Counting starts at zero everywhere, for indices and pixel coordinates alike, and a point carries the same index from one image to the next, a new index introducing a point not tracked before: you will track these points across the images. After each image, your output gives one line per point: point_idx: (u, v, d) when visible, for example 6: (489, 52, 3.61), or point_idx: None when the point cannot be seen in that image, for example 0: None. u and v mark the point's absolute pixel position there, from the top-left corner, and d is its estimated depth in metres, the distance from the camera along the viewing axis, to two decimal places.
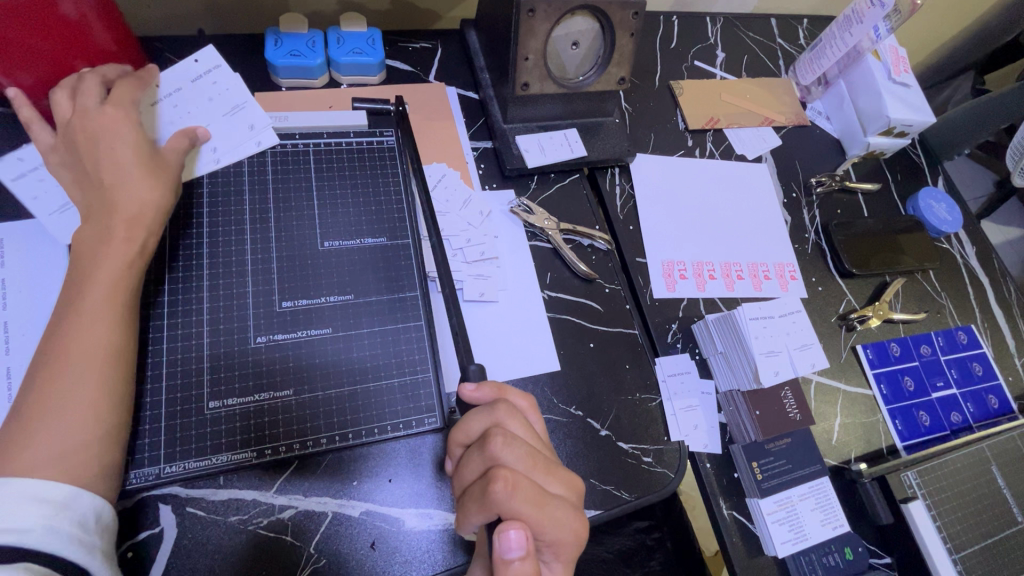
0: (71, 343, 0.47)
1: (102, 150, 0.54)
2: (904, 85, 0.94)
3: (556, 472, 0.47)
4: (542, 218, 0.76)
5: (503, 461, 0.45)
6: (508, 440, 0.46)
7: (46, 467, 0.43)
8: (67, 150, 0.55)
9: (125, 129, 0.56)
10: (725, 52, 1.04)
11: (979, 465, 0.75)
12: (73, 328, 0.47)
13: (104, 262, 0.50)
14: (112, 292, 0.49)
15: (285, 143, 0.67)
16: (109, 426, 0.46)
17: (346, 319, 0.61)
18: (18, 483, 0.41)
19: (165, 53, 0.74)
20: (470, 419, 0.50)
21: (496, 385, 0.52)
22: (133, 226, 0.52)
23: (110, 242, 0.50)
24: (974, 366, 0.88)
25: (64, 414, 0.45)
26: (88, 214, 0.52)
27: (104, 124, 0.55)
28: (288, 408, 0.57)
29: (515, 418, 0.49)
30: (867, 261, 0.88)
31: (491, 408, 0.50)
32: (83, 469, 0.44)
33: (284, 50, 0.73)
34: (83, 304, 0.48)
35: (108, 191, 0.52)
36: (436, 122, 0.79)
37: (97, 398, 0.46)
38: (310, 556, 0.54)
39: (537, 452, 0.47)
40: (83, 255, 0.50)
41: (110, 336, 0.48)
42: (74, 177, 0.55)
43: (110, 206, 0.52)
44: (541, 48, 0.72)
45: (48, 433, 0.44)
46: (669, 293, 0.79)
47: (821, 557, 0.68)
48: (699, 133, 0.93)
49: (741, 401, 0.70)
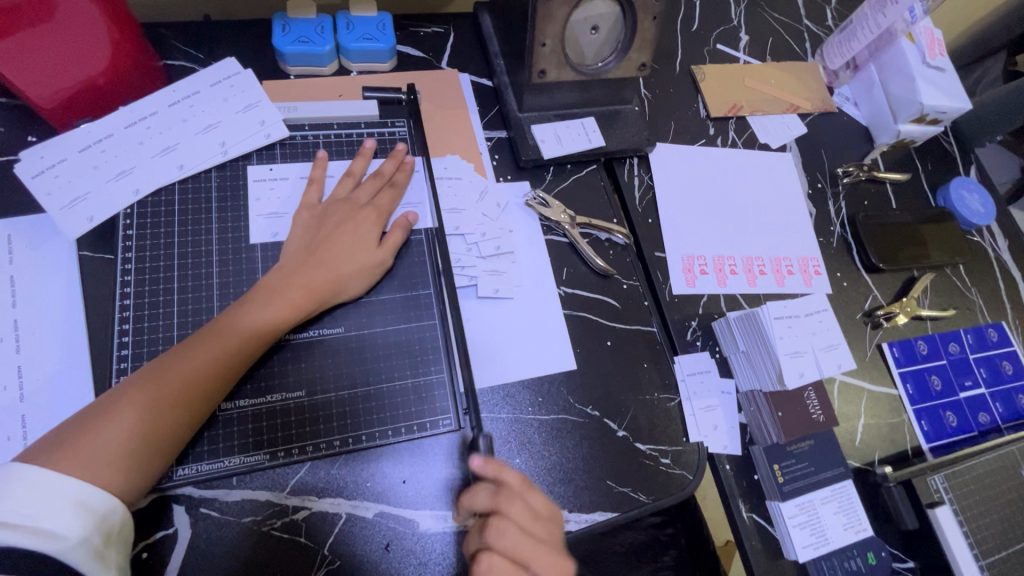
0: (165, 366, 0.49)
1: (337, 231, 0.59)
2: (938, 69, 0.90)
3: (545, 554, 0.52)
4: (558, 212, 0.74)
5: (494, 547, 0.51)
6: (500, 531, 0.52)
7: (88, 471, 0.44)
8: (308, 221, 0.60)
9: (357, 223, 0.60)
10: (749, 35, 0.99)
11: (1008, 468, 0.73)
12: (193, 346, 0.51)
13: (266, 304, 0.54)
14: (242, 328, 0.52)
15: (297, 135, 0.66)
16: (155, 440, 0.47)
17: (358, 318, 0.61)
18: (64, 480, 0.42)
19: (170, 40, 0.72)
20: (475, 493, 0.54)
21: (497, 465, 0.54)
22: (308, 296, 0.55)
23: (286, 297, 0.54)
24: (1004, 364, 0.85)
25: (118, 427, 0.46)
26: (285, 268, 0.56)
27: (350, 213, 0.61)
28: (301, 408, 0.56)
29: (514, 505, 0.52)
30: (894, 255, 0.85)
31: (493, 487, 0.53)
32: (120, 482, 0.45)
33: (292, 36, 0.71)
34: (218, 337, 0.51)
35: (316, 259, 0.57)
36: (450, 111, 0.77)
37: (153, 415, 0.47)
38: (324, 557, 0.53)
39: (527, 539, 0.52)
40: (257, 296, 0.54)
41: (198, 357, 0.50)
42: (298, 229, 0.60)
43: (308, 275, 0.56)
44: (559, 33, 0.68)
45: (100, 443, 0.45)
46: (689, 289, 0.76)
47: (843, 561, 0.66)
48: (721, 121, 0.90)
49: (763, 401, 0.68)
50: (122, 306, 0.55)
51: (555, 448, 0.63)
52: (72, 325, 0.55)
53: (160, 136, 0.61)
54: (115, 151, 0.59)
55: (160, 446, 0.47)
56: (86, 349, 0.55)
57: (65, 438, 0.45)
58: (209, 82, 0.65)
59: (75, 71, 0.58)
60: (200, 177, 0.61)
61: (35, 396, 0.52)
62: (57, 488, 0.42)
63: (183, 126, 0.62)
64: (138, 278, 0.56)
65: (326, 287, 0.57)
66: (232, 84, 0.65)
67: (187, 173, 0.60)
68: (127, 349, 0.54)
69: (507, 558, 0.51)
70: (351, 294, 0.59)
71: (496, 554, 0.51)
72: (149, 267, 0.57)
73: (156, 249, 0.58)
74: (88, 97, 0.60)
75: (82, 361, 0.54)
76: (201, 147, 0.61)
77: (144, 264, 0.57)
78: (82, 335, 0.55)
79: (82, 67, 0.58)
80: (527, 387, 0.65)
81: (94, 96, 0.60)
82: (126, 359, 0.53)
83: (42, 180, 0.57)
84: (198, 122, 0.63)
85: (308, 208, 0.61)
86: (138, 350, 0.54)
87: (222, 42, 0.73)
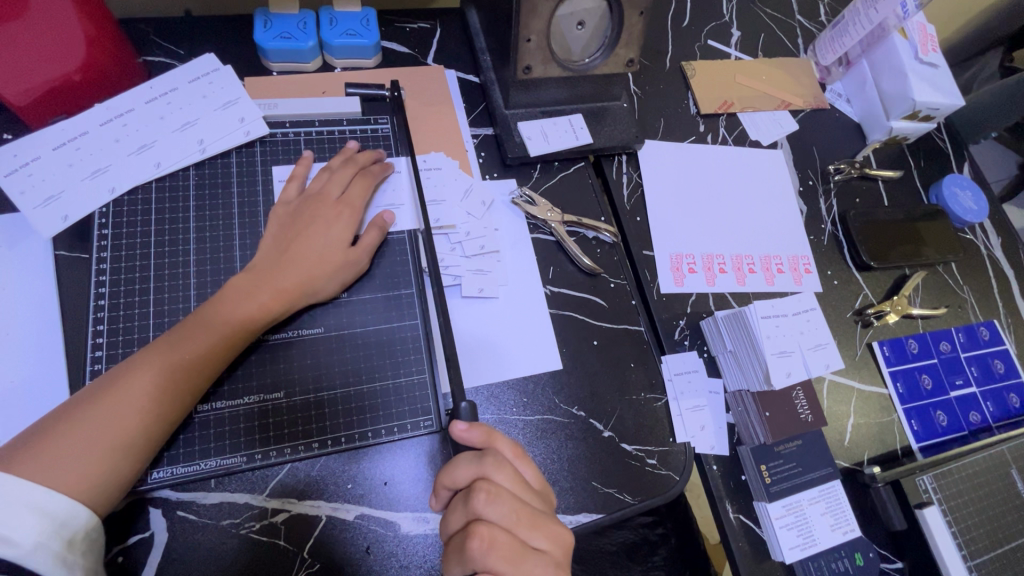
0: (137, 368, 0.49)
1: (311, 230, 0.58)
2: (931, 65, 0.89)
3: (543, 524, 0.47)
4: (545, 210, 0.73)
5: (486, 518, 0.45)
6: (491, 496, 0.45)
7: (57, 477, 0.43)
8: (283, 218, 0.59)
9: (333, 220, 0.59)
10: (741, 30, 0.98)
11: (998, 467, 0.72)
12: (165, 348, 0.50)
13: (240, 304, 0.53)
14: (217, 330, 0.52)
15: (278, 132, 0.65)
16: (125, 444, 0.46)
17: (339, 318, 0.60)
18: (27, 487, 0.42)
19: (150, 36, 0.71)
20: (455, 465, 0.48)
21: (486, 431, 0.49)
22: (281, 296, 0.55)
23: (258, 297, 0.54)
24: (995, 363, 0.84)
25: (88, 432, 0.45)
26: (257, 268, 0.56)
27: (322, 209, 0.60)
28: (280, 409, 0.56)
29: (503, 470, 0.47)
30: (886, 253, 0.84)
31: (480, 453, 0.48)
32: (90, 487, 0.44)
33: (274, 32, 0.70)
34: (190, 339, 0.51)
35: (285, 257, 0.56)
36: (435, 108, 0.76)
37: (125, 419, 0.46)
38: (304, 560, 0.53)
39: (522, 505, 0.46)
40: (228, 295, 0.54)
41: (172, 360, 0.49)
42: (275, 227, 0.59)
43: (280, 276, 0.55)
44: (544, 28, 0.67)
45: (69, 448, 0.44)
46: (677, 288, 0.76)
47: (830, 563, 0.66)
48: (712, 118, 0.89)
49: (751, 401, 0.68)
50: (97, 306, 0.54)
51: (540, 449, 0.62)
52: (46, 326, 0.55)
53: (136, 134, 0.60)
54: (91, 149, 0.58)
55: (133, 450, 0.47)
56: (60, 350, 0.54)
57: (32, 443, 0.44)
58: (188, 79, 0.64)
59: (46, 70, 0.57)
60: (177, 175, 0.60)
61: (8, 398, 0.52)
62: (15, 493, 0.41)
63: (160, 123, 0.61)
64: (114, 278, 0.55)
65: (299, 287, 0.56)
66: (210, 81, 0.64)
67: (164, 172, 0.59)
68: (101, 351, 0.53)
69: (506, 530, 0.45)
70: (326, 294, 0.58)
71: (494, 526, 0.45)
72: (125, 267, 0.56)
73: (132, 248, 0.57)
74: (63, 94, 0.59)
75: (56, 363, 0.54)
76: (179, 145, 0.60)
77: (119, 264, 0.56)
78: (57, 336, 0.55)
79: (55, 65, 0.57)
80: (511, 387, 0.65)
81: (69, 93, 0.59)
82: (101, 360, 0.52)
83: (15, 179, 0.56)
84: (176, 119, 0.62)
85: (284, 204, 0.60)
86: (112, 351, 0.53)
87: (204, 38, 0.72)
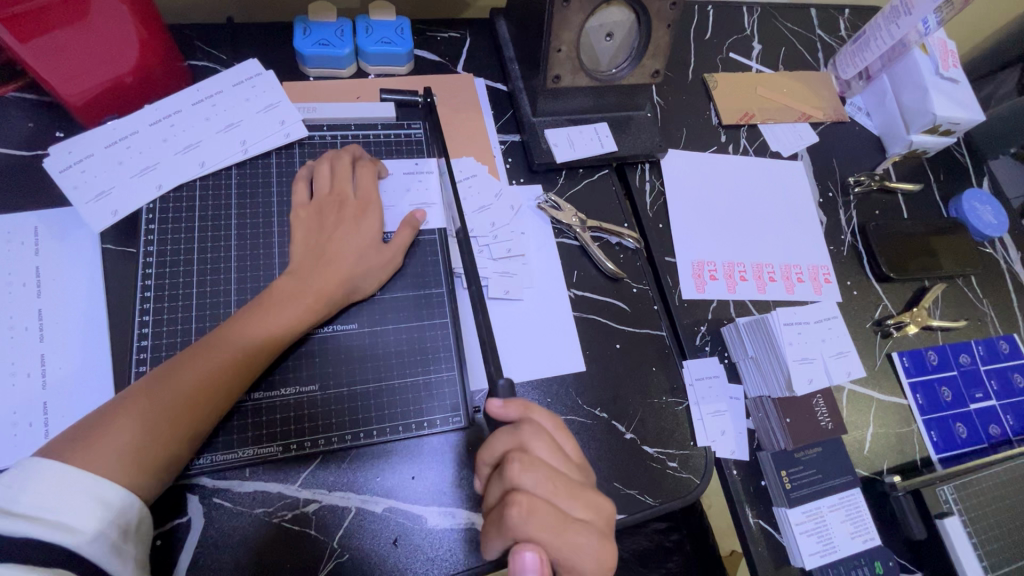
0: (182, 363, 0.51)
1: (336, 230, 0.60)
2: (952, 81, 0.90)
3: (583, 495, 0.46)
4: (570, 215, 0.75)
5: (523, 486, 0.45)
6: (526, 464, 0.46)
7: (109, 466, 0.45)
8: (303, 216, 0.61)
9: (353, 219, 0.61)
10: (762, 44, 1.00)
11: (1018, 480, 0.72)
12: (208, 344, 0.52)
13: (285, 308, 0.55)
14: (259, 329, 0.54)
15: (315, 135, 0.67)
16: (173, 434, 0.48)
17: (372, 315, 0.62)
18: (85, 475, 0.43)
19: (194, 41, 0.74)
20: (495, 438, 0.49)
21: (522, 404, 0.51)
22: (322, 299, 0.57)
23: (303, 297, 0.56)
24: (1015, 377, 0.84)
25: (138, 422, 0.47)
26: (299, 269, 0.58)
27: (360, 212, 0.62)
28: (315, 403, 0.57)
29: (541, 441, 0.48)
30: (905, 265, 0.85)
31: (516, 427, 0.49)
32: (138, 476, 0.46)
33: (313, 39, 0.72)
34: (234, 334, 0.53)
35: (326, 257, 0.58)
36: (465, 114, 0.78)
37: (172, 411, 0.48)
38: (333, 550, 0.54)
39: (560, 476, 0.46)
40: (275, 294, 0.56)
41: (217, 355, 0.51)
42: (292, 226, 0.60)
43: (323, 279, 0.57)
44: (574, 39, 0.69)
45: (118, 438, 0.46)
46: (698, 294, 0.77)
47: (850, 571, 0.66)
48: (733, 128, 0.90)
49: (771, 408, 0.68)
50: (143, 298, 0.56)
51: None
52: (93, 316, 0.57)
53: (183, 134, 0.63)
54: (140, 148, 0.61)
55: (179, 440, 0.49)
56: (106, 339, 0.56)
57: (86, 431, 0.46)
58: (232, 82, 0.67)
59: (101, 72, 0.60)
60: (221, 175, 0.63)
61: (58, 384, 0.54)
62: (76, 482, 0.43)
63: (205, 124, 0.64)
64: (159, 271, 0.58)
65: (339, 289, 0.58)
66: (253, 84, 0.67)
67: (208, 170, 0.62)
68: (147, 341, 0.55)
69: (545, 500, 0.45)
70: (365, 291, 0.60)
71: (532, 494, 0.45)
72: (170, 262, 0.58)
73: (176, 243, 0.59)
74: (115, 94, 0.62)
75: (103, 351, 0.56)
76: (223, 145, 0.63)
77: (165, 258, 0.58)
78: (103, 326, 0.57)
79: (108, 69, 0.60)
80: (536, 387, 0.66)
81: (120, 94, 0.63)
82: (146, 350, 0.55)
83: (69, 175, 0.59)
84: (220, 121, 0.64)
85: (296, 207, 0.61)
86: (157, 341, 0.55)
87: (245, 44, 0.75)
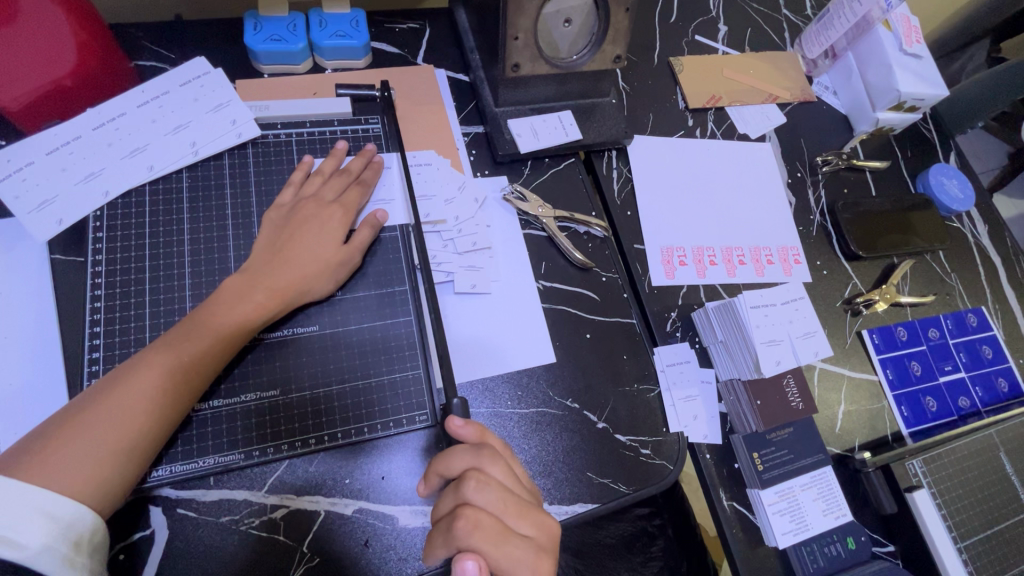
0: (133, 374, 0.49)
1: (304, 232, 0.59)
2: (915, 57, 0.90)
3: (530, 515, 0.47)
4: (536, 206, 0.74)
5: (473, 503, 0.45)
6: (480, 484, 0.46)
7: (59, 482, 0.44)
8: (275, 222, 0.60)
9: (326, 219, 0.60)
10: (727, 25, 0.99)
11: (985, 450, 0.73)
12: (160, 352, 0.50)
13: (236, 308, 0.54)
14: (211, 335, 0.52)
15: (268, 134, 0.66)
16: (127, 448, 0.47)
17: (334, 315, 0.61)
18: (34, 491, 0.42)
19: (141, 40, 0.71)
20: (451, 455, 0.49)
21: (479, 428, 0.51)
22: (275, 297, 0.56)
23: (253, 297, 0.55)
24: (983, 349, 0.85)
25: (89, 437, 0.46)
26: (251, 270, 0.56)
27: (317, 210, 0.60)
28: (277, 407, 0.56)
29: (497, 464, 0.48)
30: (873, 243, 0.86)
31: (476, 447, 0.49)
32: (93, 491, 0.45)
33: (264, 35, 0.70)
34: (186, 342, 0.51)
35: (279, 257, 0.57)
36: (425, 107, 0.77)
37: (126, 425, 0.47)
38: (304, 554, 0.53)
39: (510, 495, 0.47)
40: (223, 296, 0.54)
41: (171, 365, 0.50)
42: (266, 230, 0.59)
43: (275, 277, 0.56)
44: (531, 26, 0.68)
45: (69, 454, 0.45)
46: (668, 280, 0.77)
47: (822, 547, 0.67)
48: (700, 112, 0.90)
49: (742, 390, 0.69)
50: (93, 309, 0.55)
51: (535, 441, 0.63)
52: (44, 329, 0.55)
53: (129, 138, 0.61)
54: (84, 153, 0.59)
55: (136, 453, 0.47)
56: (59, 353, 0.55)
57: (34, 449, 0.45)
58: (179, 82, 0.65)
59: (40, 75, 0.58)
60: (170, 178, 0.61)
61: (9, 401, 0.52)
62: (22, 498, 0.41)
63: (152, 127, 0.62)
64: (109, 280, 0.56)
65: (293, 289, 0.57)
66: (202, 83, 0.65)
67: (157, 175, 0.60)
68: (98, 352, 0.53)
69: (493, 516, 0.45)
70: (321, 294, 0.59)
71: (481, 510, 0.45)
72: (120, 270, 0.56)
73: (126, 250, 0.57)
74: (58, 101, 0.60)
75: (55, 365, 0.54)
76: (171, 148, 0.61)
77: (115, 267, 0.57)
78: (55, 340, 0.55)
79: (47, 73, 0.58)
80: (505, 381, 0.65)
81: (62, 101, 0.60)
82: (98, 362, 0.53)
83: (9, 185, 0.57)
84: (168, 122, 0.62)
85: (267, 212, 0.61)
86: (109, 353, 0.54)
87: (195, 41, 0.73)
